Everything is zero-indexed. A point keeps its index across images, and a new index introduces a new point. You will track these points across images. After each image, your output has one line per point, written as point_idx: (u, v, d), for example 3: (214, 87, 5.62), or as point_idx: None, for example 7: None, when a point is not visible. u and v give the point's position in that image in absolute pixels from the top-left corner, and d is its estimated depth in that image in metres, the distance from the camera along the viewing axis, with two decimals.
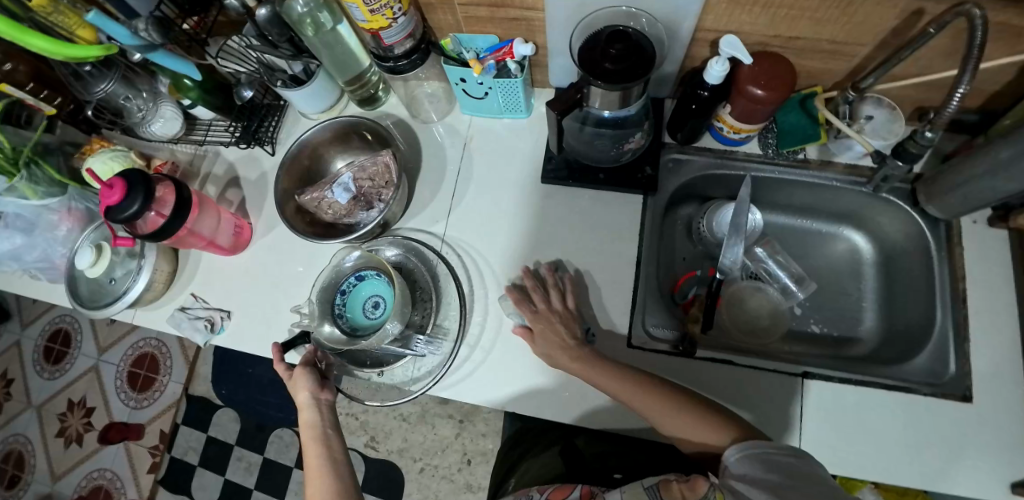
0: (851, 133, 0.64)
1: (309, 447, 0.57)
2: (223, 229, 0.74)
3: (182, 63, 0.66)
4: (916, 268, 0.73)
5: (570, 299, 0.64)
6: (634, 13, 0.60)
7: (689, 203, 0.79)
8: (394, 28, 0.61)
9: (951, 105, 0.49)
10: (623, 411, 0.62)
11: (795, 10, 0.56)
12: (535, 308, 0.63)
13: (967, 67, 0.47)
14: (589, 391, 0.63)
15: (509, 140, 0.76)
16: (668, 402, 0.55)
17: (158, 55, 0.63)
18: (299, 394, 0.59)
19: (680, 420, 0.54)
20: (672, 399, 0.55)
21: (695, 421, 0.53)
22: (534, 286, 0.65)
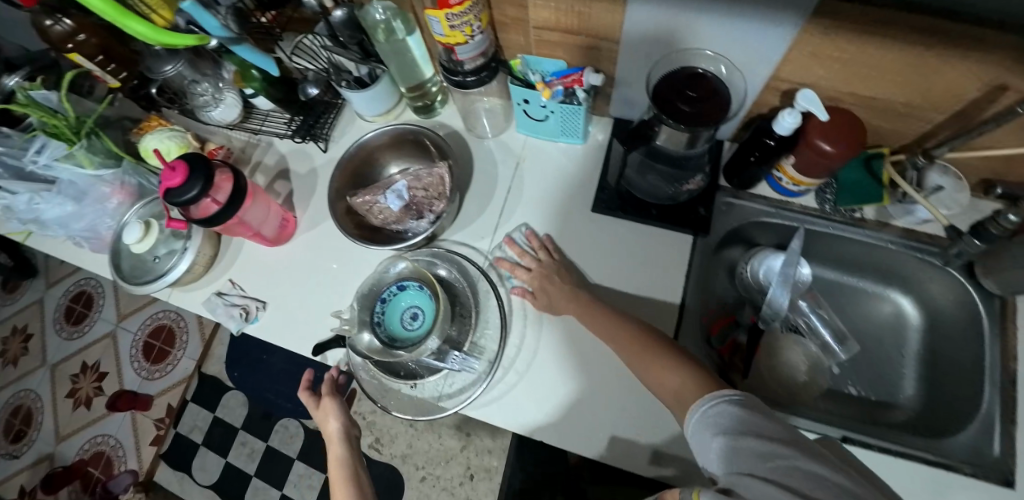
0: (920, 199, 0.64)
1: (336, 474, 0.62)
2: (270, 221, 0.75)
3: (261, 57, 0.70)
4: (965, 341, 0.70)
5: (551, 256, 0.69)
6: (712, 57, 0.61)
7: (735, 246, 0.78)
8: (470, 45, 0.62)
9: None
10: (652, 455, 0.60)
11: (874, 70, 0.56)
12: (530, 270, 0.67)
13: None
14: (620, 432, 0.61)
15: (562, 164, 0.76)
16: (636, 343, 0.56)
17: (242, 48, 0.68)
18: (330, 423, 0.66)
19: (643, 364, 0.54)
20: (640, 343, 0.56)
21: (655, 361, 0.53)
22: (518, 249, 0.70)
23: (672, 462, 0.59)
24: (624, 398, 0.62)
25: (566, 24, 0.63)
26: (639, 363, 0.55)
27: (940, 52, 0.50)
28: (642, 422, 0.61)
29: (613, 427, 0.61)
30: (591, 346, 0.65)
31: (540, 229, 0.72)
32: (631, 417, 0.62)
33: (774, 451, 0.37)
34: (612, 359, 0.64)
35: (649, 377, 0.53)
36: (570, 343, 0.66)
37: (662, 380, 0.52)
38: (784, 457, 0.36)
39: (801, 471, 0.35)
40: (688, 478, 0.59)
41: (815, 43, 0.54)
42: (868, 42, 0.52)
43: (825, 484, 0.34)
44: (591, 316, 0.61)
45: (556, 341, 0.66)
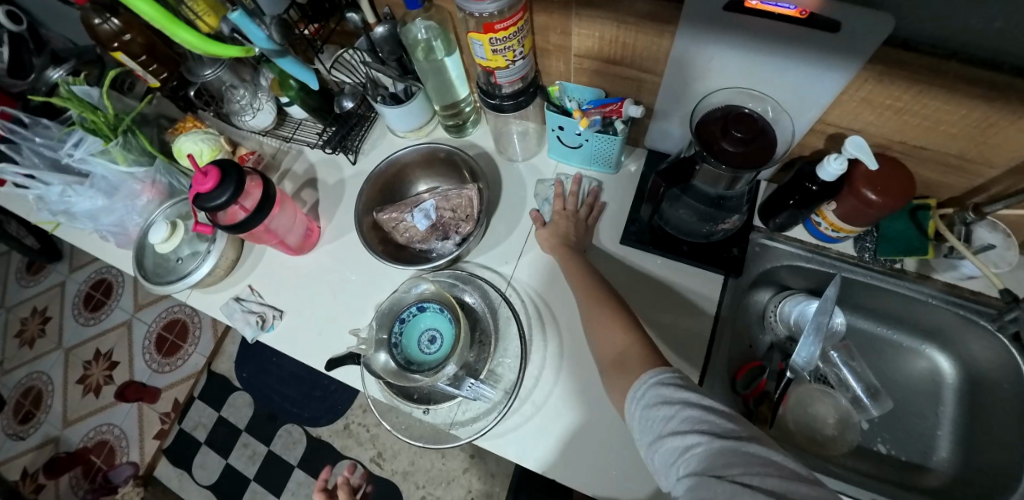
0: (969, 254, 0.61)
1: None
2: (294, 230, 0.75)
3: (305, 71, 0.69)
4: (1008, 410, 0.66)
5: (589, 214, 0.71)
6: (760, 96, 0.59)
7: (766, 288, 0.76)
8: (511, 69, 0.61)
9: None
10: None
11: (928, 121, 0.54)
12: (565, 208, 0.70)
13: None
14: (638, 480, 0.58)
15: (593, 192, 0.74)
16: (606, 308, 0.58)
17: (286, 60, 0.66)
18: None
19: (603, 323, 0.57)
20: (611, 306, 0.58)
21: (610, 321, 0.56)
22: (573, 188, 0.71)
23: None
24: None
25: (609, 53, 0.62)
26: (596, 318, 0.58)
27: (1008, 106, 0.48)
28: (636, 476, 0.58)
29: (590, 483, 0.59)
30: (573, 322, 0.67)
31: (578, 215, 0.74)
32: (634, 463, 0.59)
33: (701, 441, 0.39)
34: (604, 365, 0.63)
35: (599, 336, 0.56)
36: (573, 358, 0.65)
37: (610, 343, 0.55)
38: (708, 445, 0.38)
39: (722, 452, 0.37)
40: None
41: (870, 89, 0.53)
42: (928, 93, 0.50)
43: (748, 458, 0.36)
44: (576, 271, 0.63)
45: (574, 376, 0.64)
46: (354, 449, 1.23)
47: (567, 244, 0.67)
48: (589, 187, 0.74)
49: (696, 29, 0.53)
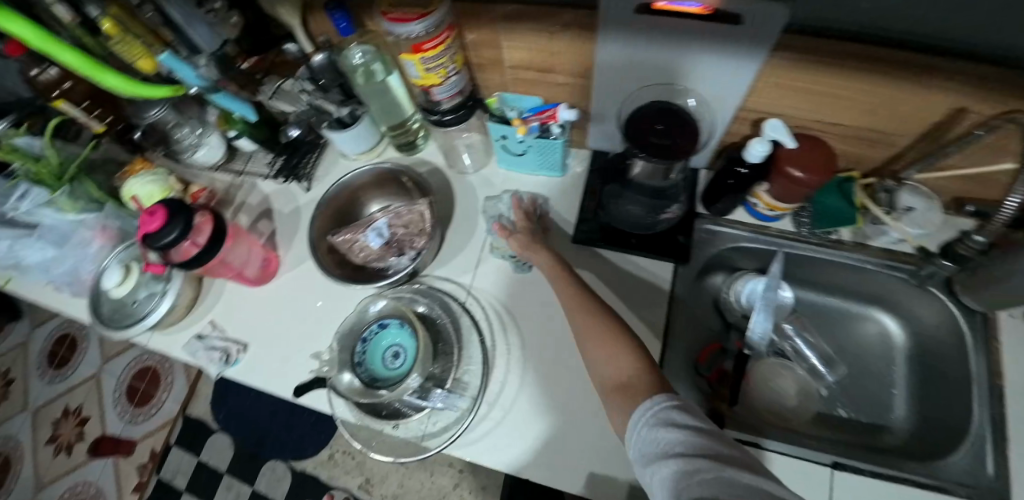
0: (886, 220, 0.66)
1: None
2: (252, 261, 0.75)
3: (240, 103, 0.70)
4: (952, 361, 0.70)
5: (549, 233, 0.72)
6: (682, 90, 0.62)
7: (719, 272, 0.78)
8: (446, 85, 0.63)
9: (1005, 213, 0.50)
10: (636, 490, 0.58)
11: (839, 98, 0.57)
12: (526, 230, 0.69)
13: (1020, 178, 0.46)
14: (611, 467, 0.59)
15: (543, 196, 0.76)
16: (605, 331, 0.53)
17: (220, 95, 0.67)
18: None
19: (601, 347, 0.52)
20: (609, 328, 0.53)
21: (609, 344, 0.52)
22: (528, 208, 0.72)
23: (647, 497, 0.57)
24: (613, 437, 0.60)
25: (541, 62, 0.65)
26: (593, 343, 0.53)
27: (901, 77, 0.52)
28: (620, 459, 0.59)
29: (591, 464, 0.60)
30: (546, 329, 0.68)
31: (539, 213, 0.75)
32: (605, 450, 0.60)
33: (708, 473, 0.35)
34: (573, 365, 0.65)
35: (599, 361, 0.52)
36: (540, 359, 0.66)
37: (612, 368, 0.50)
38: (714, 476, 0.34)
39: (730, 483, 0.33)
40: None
41: (778, 75, 0.56)
42: (829, 73, 0.54)
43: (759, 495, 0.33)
44: (571, 294, 0.59)
45: (538, 377, 0.65)
46: (341, 478, 1.21)
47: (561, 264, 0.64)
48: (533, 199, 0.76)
49: (615, 32, 0.56)
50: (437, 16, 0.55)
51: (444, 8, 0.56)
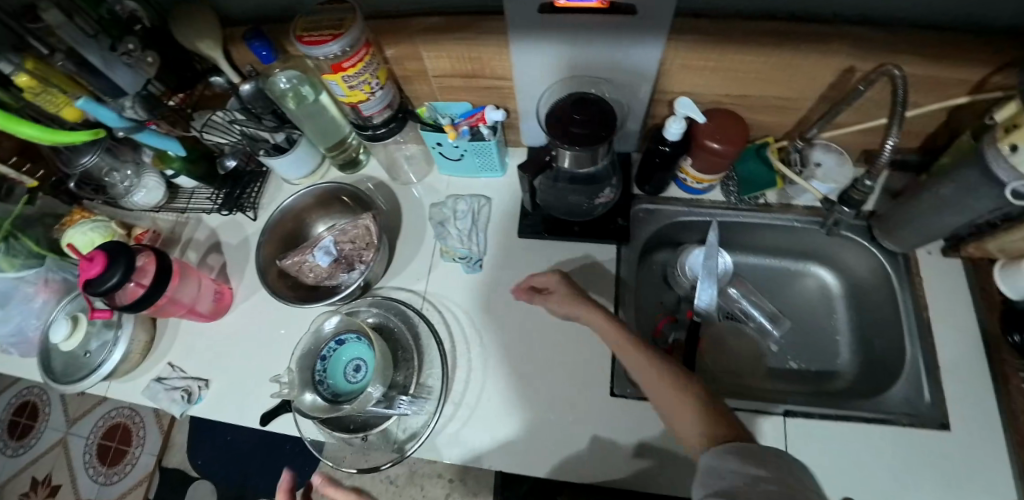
0: (798, 181, 0.69)
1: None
2: (203, 296, 0.75)
3: (167, 139, 0.72)
4: (882, 302, 0.75)
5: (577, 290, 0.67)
6: (595, 80, 0.66)
7: (664, 248, 0.82)
8: (372, 101, 0.65)
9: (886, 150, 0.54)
10: (611, 458, 0.61)
11: (741, 72, 0.61)
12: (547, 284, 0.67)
13: (896, 116, 0.52)
14: (603, 442, 0.62)
15: (488, 197, 0.79)
16: (681, 394, 0.51)
17: (145, 134, 0.69)
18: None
19: (677, 406, 0.50)
20: (682, 384, 0.52)
21: (688, 406, 0.50)
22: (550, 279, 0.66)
23: (645, 455, 0.60)
24: (583, 412, 0.63)
25: (463, 69, 0.67)
26: (667, 401, 0.51)
27: (793, 45, 0.57)
28: (623, 426, 0.62)
29: (594, 426, 0.63)
30: (518, 323, 0.70)
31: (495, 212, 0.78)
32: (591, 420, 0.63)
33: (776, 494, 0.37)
34: (545, 350, 0.68)
35: (680, 424, 0.50)
36: (505, 353, 0.69)
37: (697, 431, 0.48)
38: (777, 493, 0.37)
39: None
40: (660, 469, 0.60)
41: (683, 55, 0.60)
42: (728, 49, 0.58)
43: None
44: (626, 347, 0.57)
45: (501, 370, 0.67)
46: None
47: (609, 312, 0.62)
48: (477, 200, 0.78)
49: (527, 32, 0.58)
50: (351, 36, 0.57)
51: (358, 26, 0.58)
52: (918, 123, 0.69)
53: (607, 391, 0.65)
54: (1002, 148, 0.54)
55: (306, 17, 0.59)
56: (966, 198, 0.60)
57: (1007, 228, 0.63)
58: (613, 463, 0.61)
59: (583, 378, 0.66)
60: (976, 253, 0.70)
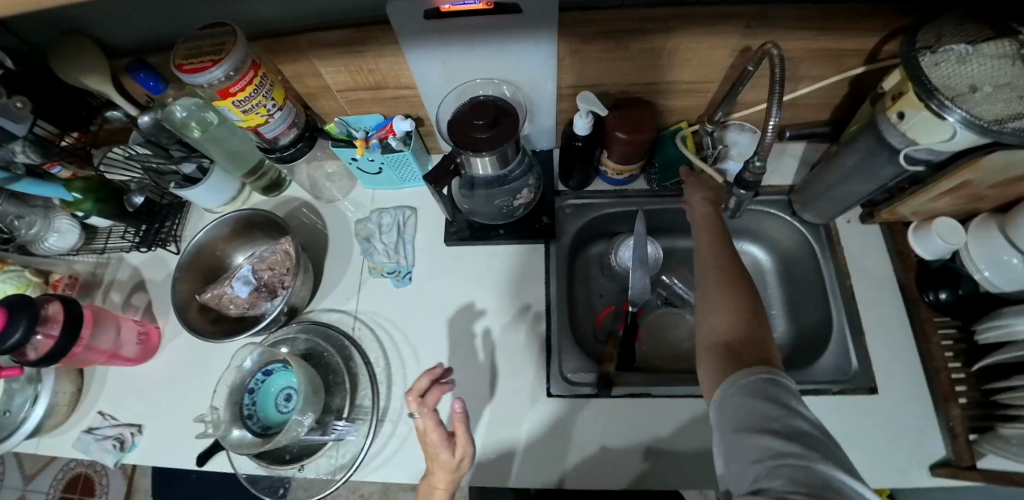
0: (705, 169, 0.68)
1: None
2: (126, 339, 0.72)
3: (49, 186, 0.70)
4: (809, 273, 0.77)
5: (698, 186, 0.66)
6: (495, 82, 0.64)
7: (598, 241, 0.82)
8: (272, 123, 0.63)
9: (769, 134, 0.48)
10: (601, 465, 0.61)
11: (641, 60, 0.61)
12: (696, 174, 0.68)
13: (774, 102, 0.47)
14: (597, 449, 0.62)
15: (413, 207, 0.78)
16: (727, 289, 0.52)
17: (24, 184, 0.67)
18: None
19: (721, 299, 0.51)
20: (733, 285, 0.52)
21: (723, 300, 0.51)
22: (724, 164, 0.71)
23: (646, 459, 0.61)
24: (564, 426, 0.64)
25: (365, 82, 0.66)
26: (710, 292, 0.53)
27: (687, 29, 0.57)
28: (621, 428, 0.63)
29: (603, 437, 0.63)
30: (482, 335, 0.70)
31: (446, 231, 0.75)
32: (591, 426, 0.64)
33: (781, 450, 0.36)
34: (512, 363, 0.68)
35: (706, 312, 0.51)
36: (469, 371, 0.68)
37: (721, 325, 0.49)
38: (782, 454, 0.36)
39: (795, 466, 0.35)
40: (653, 472, 0.61)
41: (579, 49, 0.60)
42: (622, 39, 0.58)
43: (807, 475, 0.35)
44: (705, 235, 0.60)
45: (465, 388, 0.67)
46: None
47: (719, 214, 0.62)
48: (400, 212, 0.77)
49: (420, 41, 0.57)
50: (233, 60, 0.55)
51: (240, 48, 0.55)
52: (824, 96, 0.70)
53: (544, 391, 0.66)
54: (891, 116, 0.55)
55: (186, 44, 0.56)
56: (867, 167, 0.61)
57: (913, 192, 0.66)
58: (622, 468, 0.61)
59: (519, 383, 0.66)
60: (889, 218, 0.73)
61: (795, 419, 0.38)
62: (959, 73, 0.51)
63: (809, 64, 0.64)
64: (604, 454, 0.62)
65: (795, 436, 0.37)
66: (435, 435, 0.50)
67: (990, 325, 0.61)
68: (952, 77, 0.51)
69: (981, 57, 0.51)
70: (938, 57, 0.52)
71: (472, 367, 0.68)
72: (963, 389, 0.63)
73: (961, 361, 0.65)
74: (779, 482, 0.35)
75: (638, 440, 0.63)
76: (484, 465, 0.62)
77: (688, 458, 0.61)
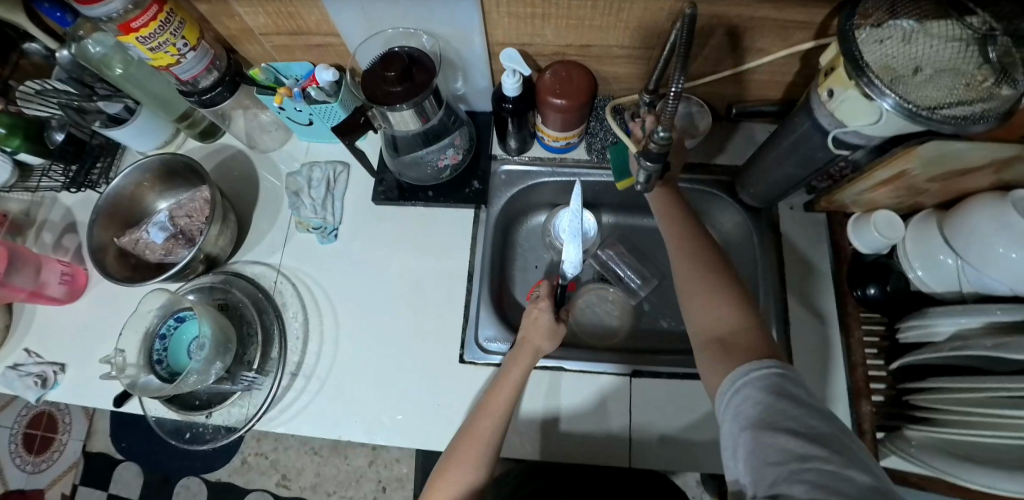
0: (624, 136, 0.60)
1: (493, 403, 0.52)
2: (48, 279, 0.71)
3: None
4: (747, 255, 0.78)
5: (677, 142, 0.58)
6: (413, 33, 0.62)
7: (538, 211, 0.81)
8: (185, 64, 0.60)
9: (670, 104, 0.42)
10: (604, 446, 0.63)
11: (573, 19, 0.58)
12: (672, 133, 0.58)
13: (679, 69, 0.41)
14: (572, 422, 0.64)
15: (345, 165, 0.76)
16: (709, 277, 0.52)
17: None
18: None
19: (707, 293, 0.51)
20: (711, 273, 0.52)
21: (708, 292, 0.51)
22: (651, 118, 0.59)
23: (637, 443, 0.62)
24: (578, 408, 0.65)
25: (287, 26, 0.63)
26: (694, 286, 0.52)
27: None
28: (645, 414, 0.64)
29: (590, 419, 0.64)
30: (406, 298, 0.69)
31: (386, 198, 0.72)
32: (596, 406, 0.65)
33: (800, 451, 0.35)
34: (432, 328, 0.67)
35: (696, 310, 0.51)
36: (400, 335, 0.67)
37: (714, 322, 0.49)
38: (805, 456, 0.34)
39: (819, 471, 0.33)
40: (668, 458, 0.62)
41: (504, 3, 0.55)
42: None
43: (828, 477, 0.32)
44: (674, 225, 0.58)
45: (385, 350, 0.66)
46: (258, 479, 1.19)
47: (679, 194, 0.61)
48: (331, 169, 0.75)
49: None
50: None
51: None
52: (774, 72, 0.68)
53: (457, 357, 0.65)
54: (823, 93, 0.51)
55: None
56: (799, 151, 0.59)
57: (852, 179, 0.63)
58: (618, 451, 0.63)
59: (432, 346, 0.66)
60: (829, 206, 0.71)
61: (819, 422, 0.37)
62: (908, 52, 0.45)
63: (755, 36, 0.61)
64: (614, 440, 0.63)
65: (819, 439, 0.35)
66: (546, 301, 0.60)
67: (913, 324, 0.59)
68: (894, 55, 0.45)
69: (931, 35, 0.45)
70: (882, 33, 0.46)
71: (403, 329, 0.67)
72: (878, 387, 0.62)
73: (882, 359, 0.63)
74: (801, 488, 0.32)
75: (649, 426, 0.63)
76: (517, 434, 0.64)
77: (597, 433, 0.63)
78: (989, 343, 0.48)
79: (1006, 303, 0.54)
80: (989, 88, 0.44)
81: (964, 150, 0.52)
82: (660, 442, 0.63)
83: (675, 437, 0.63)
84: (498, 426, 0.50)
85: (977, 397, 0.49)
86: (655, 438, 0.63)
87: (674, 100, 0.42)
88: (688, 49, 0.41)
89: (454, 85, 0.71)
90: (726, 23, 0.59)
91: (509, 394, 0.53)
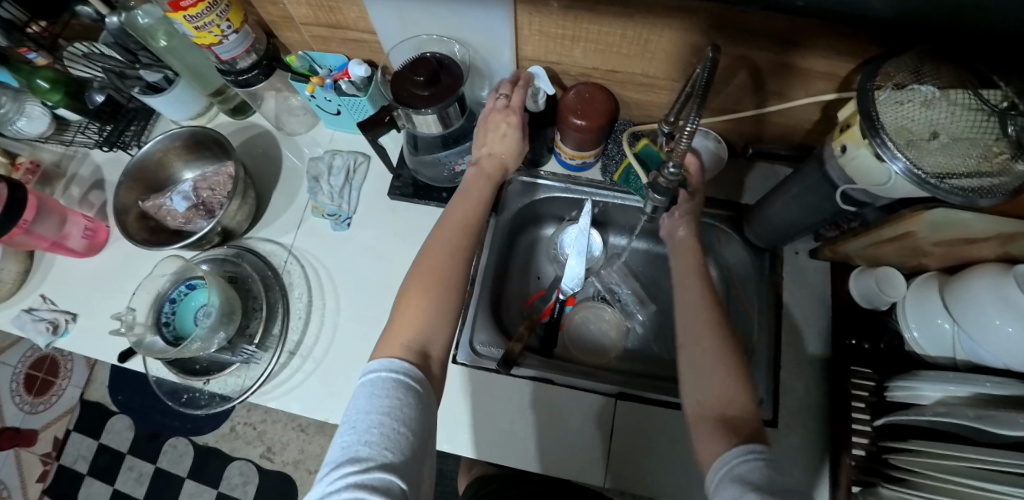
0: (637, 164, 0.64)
1: (454, 217, 0.55)
2: (71, 231, 0.74)
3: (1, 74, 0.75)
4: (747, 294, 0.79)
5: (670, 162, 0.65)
6: (446, 40, 0.64)
7: (546, 224, 0.81)
8: (226, 44, 0.63)
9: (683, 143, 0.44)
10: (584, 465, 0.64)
11: (601, 44, 0.59)
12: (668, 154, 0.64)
13: (696, 108, 0.42)
14: (554, 437, 0.65)
15: (365, 157, 0.78)
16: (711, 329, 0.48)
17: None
18: None
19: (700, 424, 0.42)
20: None
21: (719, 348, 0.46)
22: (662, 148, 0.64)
23: (616, 462, 0.64)
24: (563, 421, 0.66)
25: (328, 19, 0.65)
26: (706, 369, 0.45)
27: (651, 23, 0.54)
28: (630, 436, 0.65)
29: (568, 429, 0.66)
30: None
31: (401, 193, 0.75)
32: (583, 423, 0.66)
33: None
34: None
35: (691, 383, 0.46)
36: None
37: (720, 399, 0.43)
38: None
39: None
40: (639, 481, 0.63)
41: (537, 21, 0.57)
42: (579, 19, 0.55)
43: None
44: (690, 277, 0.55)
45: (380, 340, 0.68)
46: (244, 448, 1.22)
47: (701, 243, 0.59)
48: (351, 158, 0.77)
49: None
50: None
51: None
52: (792, 117, 0.69)
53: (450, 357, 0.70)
54: (836, 147, 0.52)
55: None
56: (806, 199, 0.60)
57: (859, 233, 0.64)
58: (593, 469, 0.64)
59: None
60: (834, 255, 0.73)
61: None
62: (924, 118, 0.46)
63: (776, 81, 0.62)
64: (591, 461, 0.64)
65: None
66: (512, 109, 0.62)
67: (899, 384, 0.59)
68: (910, 119, 0.45)
69: (951, 104, 0.45)
70: (903, 96, 0.46)
71: None
72: None
73: None
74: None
75: (627, 448, 0.64)
76: (524, 444, 0.65)
77: (579, 449, 0.65)
78: (974, 414, 0.49)
79: (996, 376, 0.54)
80: (1005, 162, 0.43)
81: (970, 219, 0.53)
82: (637, 465, 0.64)
83: (653, 462, 0.64)
84: (462, 245, 0.53)
85: (955, 466, 0.50)
86: (633, 459, 0.64)
87: (688, 137, 0.44)
88: (707, 91, 0.42)
89: (480, 93, 0.74)
90: (750, 65, 0.60)
91: (472, 210, 0.56)
